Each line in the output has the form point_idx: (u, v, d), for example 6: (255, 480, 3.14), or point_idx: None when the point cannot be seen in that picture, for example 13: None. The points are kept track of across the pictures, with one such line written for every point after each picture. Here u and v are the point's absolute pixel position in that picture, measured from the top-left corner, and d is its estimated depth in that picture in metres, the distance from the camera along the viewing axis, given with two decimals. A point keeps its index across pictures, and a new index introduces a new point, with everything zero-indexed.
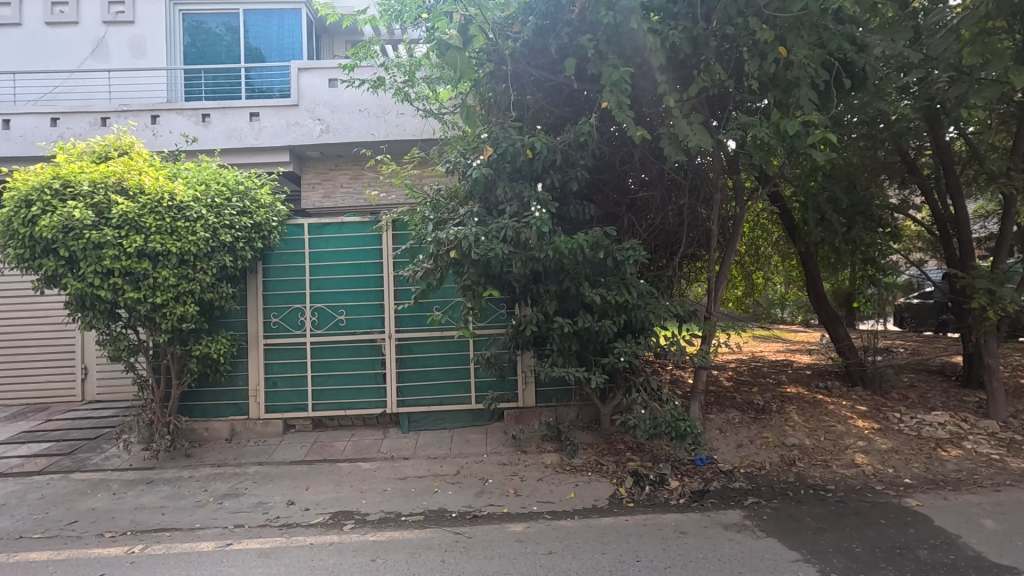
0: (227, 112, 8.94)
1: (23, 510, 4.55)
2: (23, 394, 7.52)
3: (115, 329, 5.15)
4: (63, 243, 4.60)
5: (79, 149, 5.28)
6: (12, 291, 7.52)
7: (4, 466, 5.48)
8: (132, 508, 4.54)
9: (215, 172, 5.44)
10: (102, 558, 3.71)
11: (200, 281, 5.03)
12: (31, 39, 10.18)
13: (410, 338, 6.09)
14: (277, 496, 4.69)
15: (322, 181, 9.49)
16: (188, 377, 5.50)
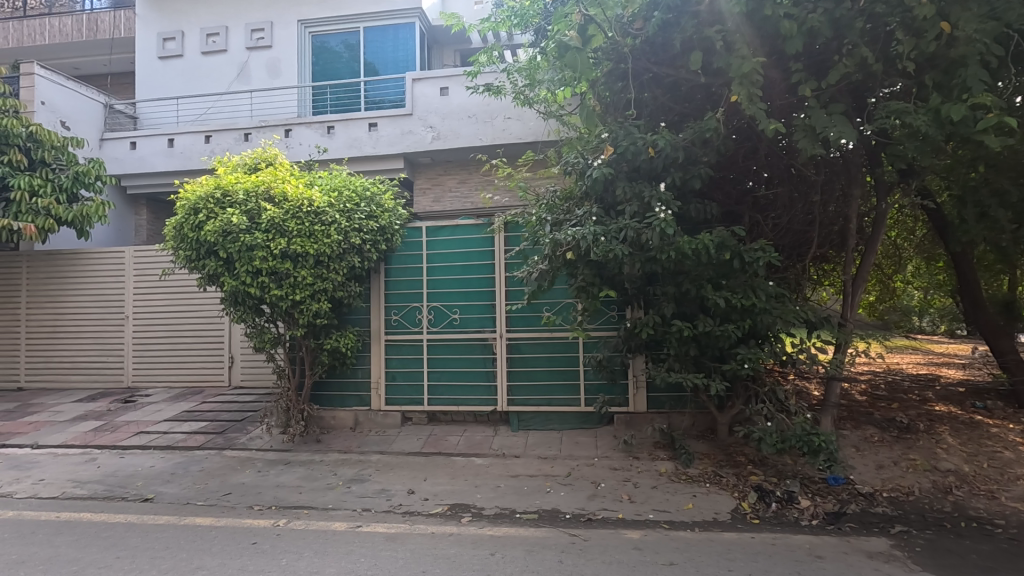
0: (350, 124, 9.64)
1: (188, 480, 5.19)
2: (183, 378, 8.59)
3: (260, 323, 5.70)
4: (223, 246, 5.19)
5: (234, 161, 5.93)
6: (175, 286, 8.61)
7: (171, 440, 6.29)
8: (274, 485, 5.01)
9: (346, 180, 5.89)
10: (253, 528, 4.14)
11: (332, 280, 5.48)
12: (190, 67, 11.64)
13: (519, 338, 6.18)
14: (398, 484, 4.95)
15: (433, 186, 9.92)
16: (320, 369, 5.99)
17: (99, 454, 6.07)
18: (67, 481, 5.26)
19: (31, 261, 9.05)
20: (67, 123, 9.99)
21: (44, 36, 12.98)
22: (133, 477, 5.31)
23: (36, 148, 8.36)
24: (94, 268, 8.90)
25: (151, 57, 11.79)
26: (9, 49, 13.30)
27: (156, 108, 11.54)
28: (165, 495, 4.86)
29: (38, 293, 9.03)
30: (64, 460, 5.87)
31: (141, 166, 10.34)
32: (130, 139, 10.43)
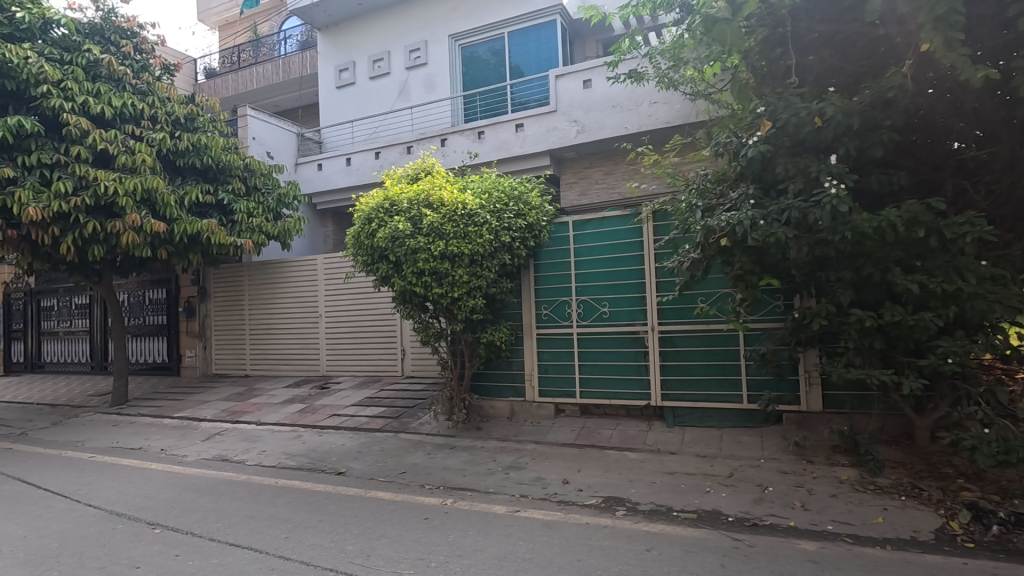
0: (498, 127, 10.07)
1: (371, 458, 5.90)
2: (364, 367, 9.76)
3: (424, 319, 6.22)
4: (392, 250, 5.75)
5: (398, 173, 6.53)
6: (355, 288, 9.81)
7: (357, 423, 7.20)
8: (442, 467, 5.48)
9: (495, 181, 6.19)
10: (426, 505, 4.57)
11: (486, 278, 5.82)
12: (361, 92, 13.12)
13: (672, 331, 5.95)
14: (553, 474, 5.09)
15: (579, 180, 9.95)
16: (478, 361, 6.38)
17: (304, 431, 7.17)
18: (281, 453, 6.31)
19: (250, 270, 10.97)
20: (271, 154, 11.96)
21: (252, 82, 15.49)
22: (329, 453, 6.19)
23: (251, 177, 10.19)
24: (295, 274, 10.51)
25: (330, 88, 13.51)
26: (229, 97, 16.15)
27: (336, 133, 13.23)
28: (354, 470, 5.59)
29: (256, 297, 10.93)
30: (278, 436, 7.05)
31: (326, 184, 11.95)
32: (317, 161, 12.10)
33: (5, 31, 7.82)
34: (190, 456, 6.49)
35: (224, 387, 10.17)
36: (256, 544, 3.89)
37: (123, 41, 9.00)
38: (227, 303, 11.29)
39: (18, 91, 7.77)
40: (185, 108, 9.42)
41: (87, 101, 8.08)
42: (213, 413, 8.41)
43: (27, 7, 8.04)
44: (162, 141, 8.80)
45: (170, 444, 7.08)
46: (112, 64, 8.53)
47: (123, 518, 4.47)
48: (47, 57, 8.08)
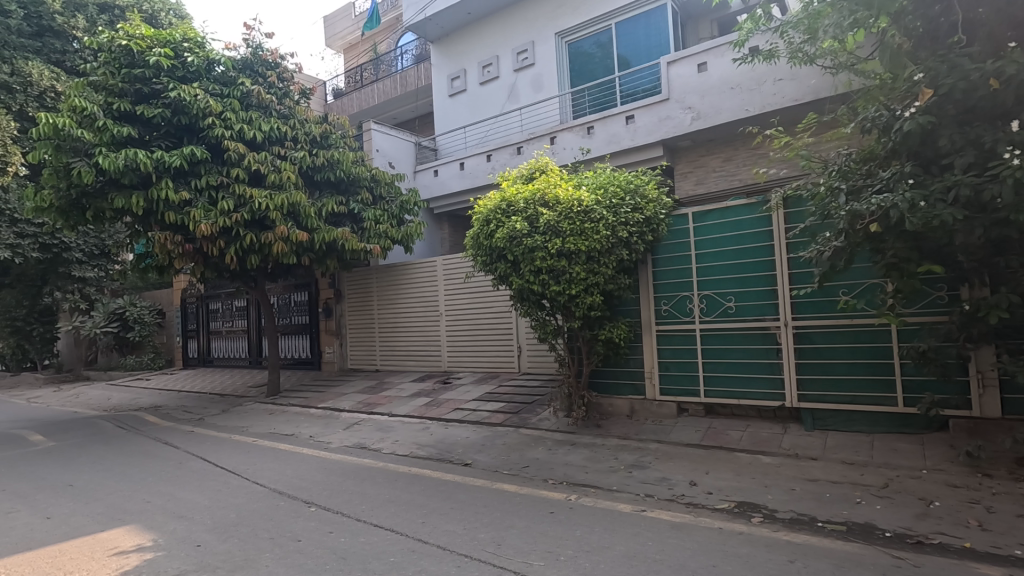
0: (608, 121, 9.92)
1: (495, 451, 6.11)
2: (482, 363, 10.12)
3: (541, 317, 6.29)
4: (510, 250, 5.86)
5: (513, 174, 6.65)
6: (472, 287, 10.21)
7: (479, 417, 7.49)
8: (563, 463, 5.52)
9: (609, 177, 6.13)
10: (550, 499, 4.64)
11: (603, 274, 5.78)
12: (472, 98, 13.59)
13: (809, 326, 5.50)
14: (679, 475, 4.93)
15: (694, 169, 9.51)
16: (595, 358, 6.34)
17: (431, 424, 7.60)
18: (412, 443, 6.74)
19: (377, 273, 11.84)
20: (393, 164, 12.82)
21: (374, 98, 16.66)
22: (455, 445, 6.50)
23: (376, 187, 11.03)
24: (417, 276, 11.16)
25: (443, 96, 14.16)
26: (355, 113, 17.53)
27: (450, 139, 13.84)
28: (480, 462, 5.82)
29: (383, 298, 11.77)
30: (408, 427, 7.54)
31: (442, 189, 12.54)
32: (433, 168, 12.74)
33: (179, 74, 9.12)
34: (334, 443, 7.17)
35: (358, 381, 11.08)
36: (396, 526, 4.20)
37: (268, 72, 10.12)
38: (358, 304, 12.28)
39: (190, 124, 9.04)
40: (319, 128, 10.40)
41: (242, 128, 9.19)
42: (350, 405, 9.20)
43: (194, 50, 9.30)
44: (302, 159, 9.77)
45: (316, 431, 7.87)
46: (261, 94, 9.64)
47: (284, 496, 5.05)
48: (210, 92, 9.30)
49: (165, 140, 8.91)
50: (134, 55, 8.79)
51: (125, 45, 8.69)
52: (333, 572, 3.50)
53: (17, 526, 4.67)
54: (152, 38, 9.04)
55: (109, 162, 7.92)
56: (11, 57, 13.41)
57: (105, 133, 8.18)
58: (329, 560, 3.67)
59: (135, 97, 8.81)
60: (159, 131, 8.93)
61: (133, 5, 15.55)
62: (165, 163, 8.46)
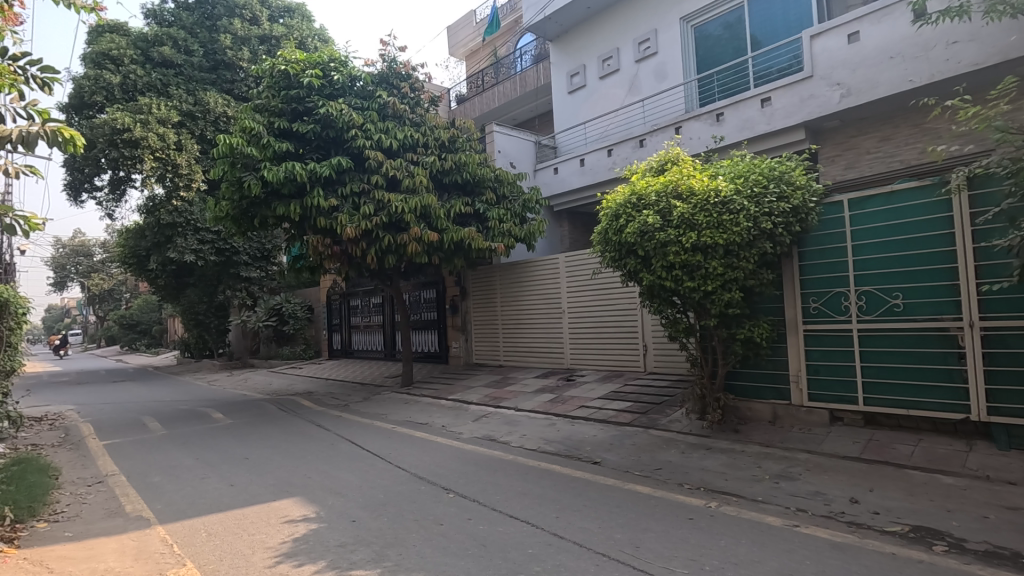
0: (741, 106, 9.26)
1: (625, 450, 5.98)
2: (606, 361, 9.97)
3: (673, 314, 6.04)
4: (640, 245, 5.67)
5: (642, 167, 6.45)
6: (596, 284, 10.12)
7: (606, 416, 7.38)
8: (700, 468, 5.25)
9: (749, 165, 5.72)
10: (688, 505, 4.43)
11: (744, 269, 5.39)
12: (592, 93, 13.43)
13: (1001, 327, 4.69)
14: (837, 490, 4.46)
15: (843, 152, 8.56)
16: (733, 359, 5.94)
17: (557, 420, 7.64)
18: (540, 438, 6.82)
19: (500, 271, 12.16)
20: (514, 164, 13.11)
21: (495, 100, 17.12)
22: (583, 442, 6.47)
23: (500, 187, 11.34)
24: (540, 273, 11.29)
25: (563, 94, 14.17)
26: (477, 117, 18.16)
27: (570, 136, 13.81)
28: (609, 461, 5.73)
29: (507, 294, 12.07)
30: (535, 422, 7.65)
31: (563, 186, 12.55)
32: (554, 166, 12.81)
33: (327, 91, 10.05)
34: (465, 434, 7.48)
35: (484, 375, 11.48)
36: (531, 519, 4.27)
37: (402, 84, 10.81)
38: (483, 301, 12.70)
39: (336, 137, 9.91)
40: (448, 133, 10.90)
41: (380, 138, 9.90)
42: (478, 398, 9.55)
43: (339, 69, 10.20)
44: (433, 163, 10.33)
45: (448, 422, 8.26)
46: (396, 104, 10.33)
47: (424, 482, 5.36)
48: (353, 106, 10.15)
49: (315, 153, 9.88)
50: (290, 77, 9.84)
51: (284, 69, 9.77)
52: (475, 557, 3.64)
53: (210, 490, 5.46)
54: (305, 61, 10.07)
55: (272, 175, 8.95)
56: (194, 89, 15.69)
57: (268, 149, 9.26)
58: (470, 546, 3.82)
59: (292, 115, 9.86)
60: (311, 145, 9.92)
61: (287, 34, 17.51)
62: (317, 174, 9.37)
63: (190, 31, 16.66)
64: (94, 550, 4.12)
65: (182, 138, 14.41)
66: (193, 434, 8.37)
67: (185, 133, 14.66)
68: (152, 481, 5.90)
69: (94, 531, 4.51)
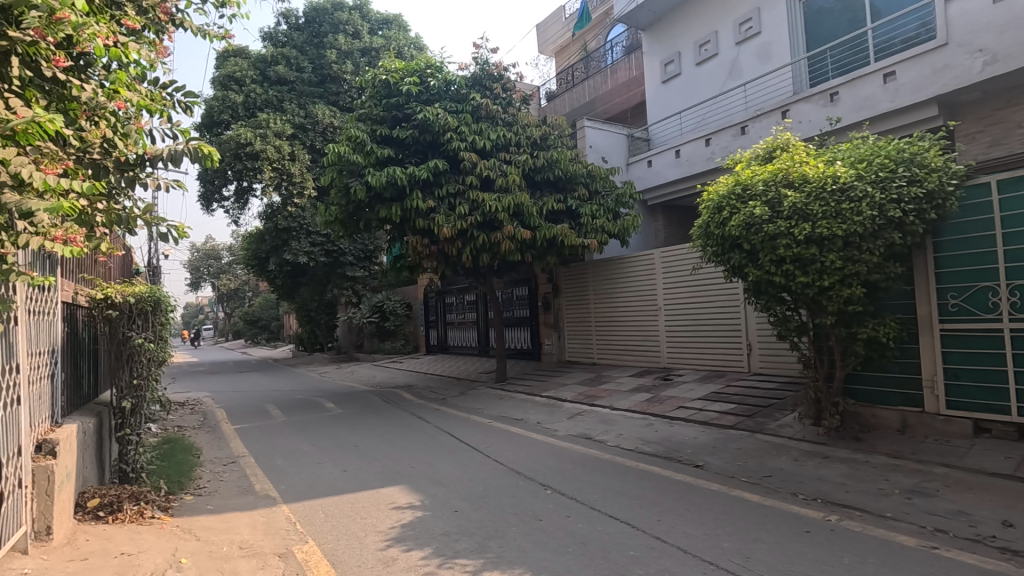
0: (858, 83, 8.45)
1: (729, 455, 5.68)
2: (706, 361, 9.53)
3: (783, 312, 5.65)
4: (746, 238, 5.34)
5: (746, 156, 6.09)
6: (695, 280, 9.70)
7: (708, 417, 7.06)
8: (816, 477, 4.87)
9: (873, 147, 5.21)
10: (804, 517, 4.13)
11: (867, 262, 4.90)
12: (688, 81, 12.87)
13: None
14: (984, 510, 3.95)
15: (986, 128, 7.55)
16: (854, 360, 5.44)
17: (654, 420, 7.42)
18: (637, 438, 6.66)
19: (593, 268, 12.02)
20: (606, 158, 12.90)
21: (586, 95, 16.94)
22: (683, 444, 6.23)
23: (592, 182, 11.22)
24: (634, 269, 11.03)
25: (656, 84, 13.72)
26: (567, 113, 18.07)
27: (664, 127, 13.34)
28: (713, 465, 5.47)
29: (600, 292, 11.91)
30: (631, 421, 7.48)
31: (657, 180, 12.16)
32: (648, 158, 12.44)
33: (424, 97, 10.47)
34: (560, 431, 7.48)
35: (577, 373, 11.42)
36: (632, 520, 4.18)
37: (494, 85, 10.99)
38: (575, 298, 12.62)
39: (433, 141, 10.29)
40: (540, 131, 10.94)
41: (474, 139, 10.14)
42: (572, 395, 9.52)
43: (435, 74, 10.58)
44: (525, 161, 10.42)
45: (542, 418, 8.32)
46: (489, 105, 10.53)
47: (521, 477, 5.43)
48: (448, 110, 10.48)
49: (414, 157, 10.32)
50: (391, 86, 10.35)
51: (384, 79, 10.29)
52: (575, 555, 3.63)
53: (326, 475, 5.90)
54: (403, 69, 10.54)
55: (375, 179, 9.48)
56: (305, 102, 16.96)
57: (372, 155, 9.82)
58: (571, 543, 3.82)
59: (392, 122, 10.37)
60: (410, 150, 10.38)
61: (385, 45, 18.49)
62: (415, 177, 9.78)
63: (300, 49, 18.06)
64: (232, 522, 4.60)
65: (295, 149, 15.67)
66: (309, 422, 9.08)
67: (298, 144, 15.92)
68: (276, 464, 6.48)
69: (231, 506, 5.03)
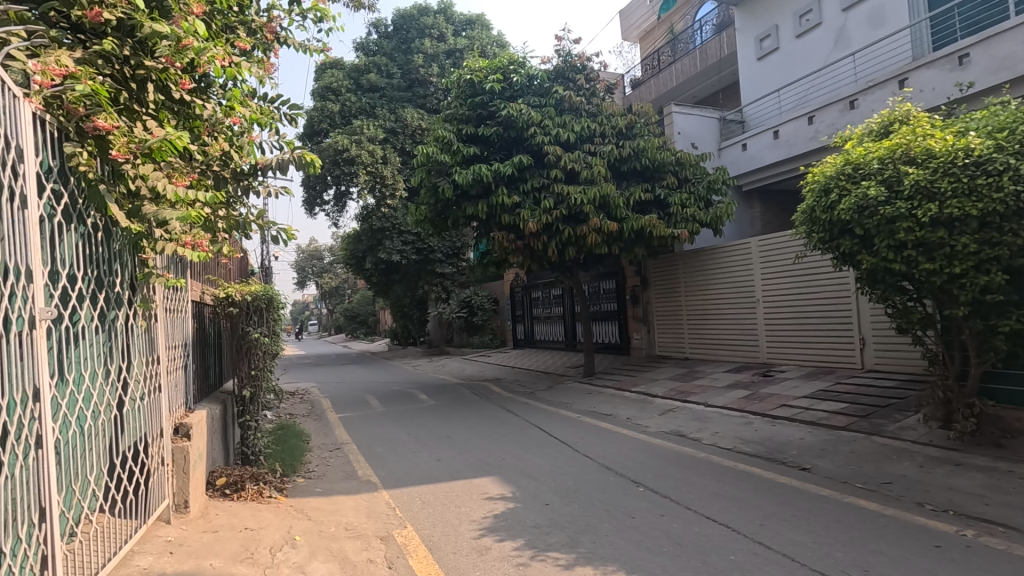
0: (995, 42, 7.42)
1: (841, 458, 5.24)
2: (812, 357, 8.85)
3: (904, 304, 5.14)
4: (859, 222, 4.88)
5: (858, 132, 5.57)
6: (798, 269, 9.05)
7: (815, 417, 6.56)
8: (946, 487, 4.37)
9: (1016, 113, 4.56)
10: (932, 530, 3.72)
11: (1010, 245, 4.30)
12: (787, 56, 11.97)
13: None
14: None
15: None
16: (992, 356, 4.82)
17: (754, 419, 7.01)
18: (736, 437, 6.33)
19: (684, 259, 11.56)
20: (696, 144, 12.34)
21: (674, 79, 16.29)
22: (788, 445, 5.83)
23: (681, 170, 10.78)
24: (729, 259, 10.47)
25: (751, 62, 12.89)
26: (654, 99, 17.49)
27: (761, 107, 12.52)
28: (822, 469, 5.07)
29: (692, 283, 11.43)
30: (729, 419, 7.12)
31: (754, 163, 11.45)
32: (742, 142, 11.75)
33: (508, 93, 10.54)
34: (651, 427, 7.28)
35: (669, 367, 11.04)
36: (732, 523, 3.98)
37: (578, 76, 10.84)
38: (666, 291, 12.20)
39: (517, 136, 10.35)
40: (625, 119, 10.67)
41: (558, 132, 10.08)
42: (663, 391, 9.23)
43: (518, 70, 10.64)
44: (610, 152, 10.20)
45: (633, 414, 8.14)
46: (572, 97, 10.41)
47: (612, 473, 5.35)
48: (531, 105, 10.50)
49: (498, 153, 10.44)
50: (475, 85, 10.51)
51: (469, 78, 10.47)
52: (671, 556, 3.51)
53: (421, 463, 6.15)
54: (487, 68, 10.68)
55: (462, 178, 9.70)
56: (395, 107, 17.70)
57: (458, 154, 10.06)
58: (666, 543, 3.70)
59: (477, 120, 10.54)
60: (495, 147, 10.50)
61: (469, 45, 18.88)
62: (500, 173, 9.89)
63: (390, 56, 18.86)
64: (338, 505, 4.92)
65: (387, 152, 16.42)
66: (404, 412, 9.51)
67: (390, 147, 16.66)
68: (376, 452, 6.86)
69: (337, 490, 5.38)
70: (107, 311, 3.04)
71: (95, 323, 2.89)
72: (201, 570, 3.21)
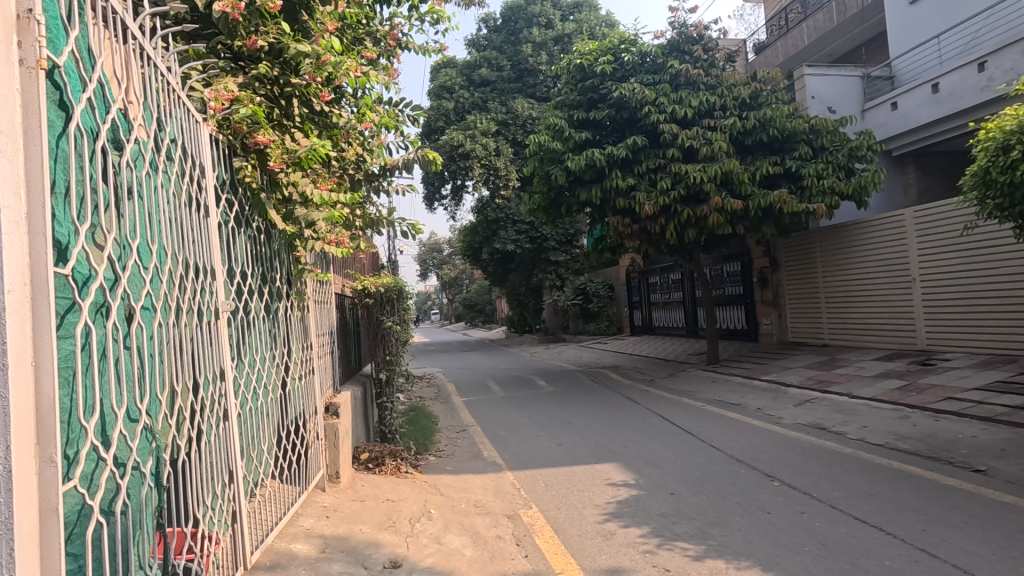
0: None
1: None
2: (987, 343, 7.65)
3: None
4: None
5: None
6: (968, 242, 7.83)
7: (991, 412, 5.68)
8: None
9: None
10: None
11: None
12: None
13: None
14: None
15: None
16: None
17: (911, 412, 6.24)
18: (889, 432, 5.68)
19: (821, 236, 10.51)
20: (834, 108, 11.12)
21: (805, 38, 14.80)
22: (956, 443, 5.12)
23: (816, 138, 9.80)
24: (877, 234, 9.37)
25: (902, 7, 11.29)
26: (781, 64, 16.10)
27: (915, 58, 10.96)
28: (1001, 471, 4.40)
29: (831, 263, 10.39)
30: (880, 413, 6.40)
31: (907, 124, 10.06)
32: (891, 100, 10.41)
33: (620, 73, 10.24)
34: (786, 419, 6.77)
35: (805, 355, 10.16)
36: (886, 526, 3.60)
37: (695, 47, 10.25)
38: (799, 272, 11.22)
39: (631, 117, 10.04)
40: (749, 88, 9.91)
41: (675, 109, 9.63)
42: (799, 380, 8.53)
43: (629, 49, 10.27)
44: (733, 125, 9.55)
45: (764, 404, 7.62)
46: (689, 70, 9.89)
47: (744, 466, 5.06)
48: (645, 83, 10.12)
49: (611, 137, 10.22)
50: (586, 69, 10.33)
51: (579, 63, 10.32)
52: (814, 556, 3.28)
53: (543, 447, 6.29)
54: (597, 50, 10.47)
55: (575, 163, 9.63)
56: (505, 99, 18.00)
57: (570, 140, 10.00)
58: (808, 543, 3.45)
59: (588, 105, 10.38)
60: (607, 130, 10.29)
61: (578, 28, 18.67)
62: (614, 156, 9.69)
63: (500, 49, 19.20)
64: (467, 483, 5.21)
65: (499, 144, 16.79)
66: (524, 398, 9.75)
67: (503, 139, 17.02)
68: (500, 435, 7.12)
69: (465, 469, 5.70)
70: (271, 303, 3.49)
71: (261, 314, 3.31)
72: (353, 534, 3.58)
